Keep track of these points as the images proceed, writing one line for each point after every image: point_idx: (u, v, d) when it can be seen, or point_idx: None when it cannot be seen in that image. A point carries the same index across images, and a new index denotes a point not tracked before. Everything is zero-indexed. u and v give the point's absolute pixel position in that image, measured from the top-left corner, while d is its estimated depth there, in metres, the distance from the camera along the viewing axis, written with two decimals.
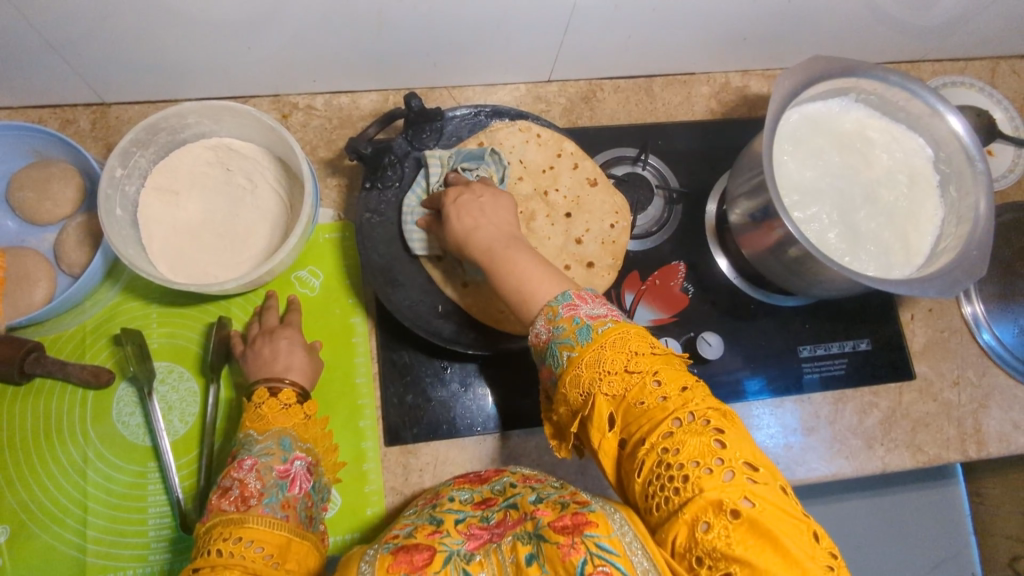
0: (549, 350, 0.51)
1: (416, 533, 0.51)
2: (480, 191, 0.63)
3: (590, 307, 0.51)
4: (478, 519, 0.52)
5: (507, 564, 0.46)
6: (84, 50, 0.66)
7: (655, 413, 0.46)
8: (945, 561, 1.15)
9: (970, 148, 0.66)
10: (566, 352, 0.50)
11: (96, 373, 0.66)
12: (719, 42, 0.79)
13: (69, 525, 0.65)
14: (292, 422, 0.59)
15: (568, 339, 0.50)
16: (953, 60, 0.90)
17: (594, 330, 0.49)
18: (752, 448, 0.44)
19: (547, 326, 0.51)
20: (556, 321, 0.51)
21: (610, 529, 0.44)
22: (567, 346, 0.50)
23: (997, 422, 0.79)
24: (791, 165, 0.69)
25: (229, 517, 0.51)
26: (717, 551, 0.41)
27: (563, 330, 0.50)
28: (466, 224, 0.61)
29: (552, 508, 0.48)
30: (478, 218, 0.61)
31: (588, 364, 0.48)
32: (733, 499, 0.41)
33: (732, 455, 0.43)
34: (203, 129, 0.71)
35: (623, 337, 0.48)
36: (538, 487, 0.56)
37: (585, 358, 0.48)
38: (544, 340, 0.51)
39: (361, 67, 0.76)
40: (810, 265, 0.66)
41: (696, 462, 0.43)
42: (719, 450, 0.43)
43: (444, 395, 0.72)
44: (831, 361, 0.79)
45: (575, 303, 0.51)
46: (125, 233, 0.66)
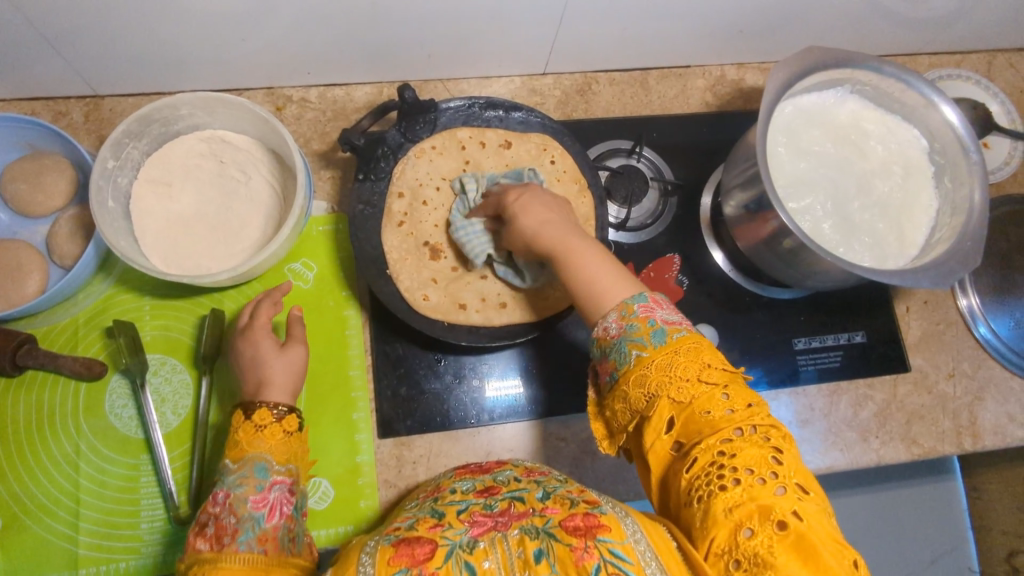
0: (617, 345, 0.52)
1: (417, 525, 0.51)
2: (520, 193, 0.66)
3: (665, 312, 0.53)
4: (481, 507, 0.52)
5: (514, 558, 0.47)
6: (76, 41, 0.65)
7: (716, 417, 0.47)
8: (942, 557, 1.15)
9: (964, 138, 0.66)
10: (636, 351, 0.51)
11: (88, 365, 0.65)
12: (715, 35, 0.79)
13: (62, 517, 0.65)
14: (269, 446, 0.57)
15: (641, 338, 0.51)
16: (949, 52, 0.90)
17: (669, 335, 0.51)
18: (803, 472, 0.46)
19: (619, 322, 0.53)
20: (631, 317, 0.52)
21: (623, 535, 0.46)
22: (639, 344, 0.51)
23: (992, 415, 0.79)
24: (785, 156, 0.69)
25: (203, 557, 0.51)
26: (760, 555, 0.42)
27: (636, 329, 0.52)
28: (531, 225, 0.62)
29: (562, 505, 0.51)
30: (543, 215, 0.62)
31: (657, 366, 0.50)
32: (784, 512, 0.43)
33: (788, 473, 0.45)
34: (196, 121, 0.71)
35: (697, 346, 0.51)
36: (543, 480, 0.57)
37: (657, 360, 0.50)
38: (613, 335, 0.53)
39: (355, 59, 0.75)
40: (805, 256, 0.66)
41: (752, 472, 0.45)
42: (775, 466, 0.45)
43: (438, 387, 0.72)
44: (827, 354, 0.79)
45: (651, 305, 0.53)
46: (117, 225, 0.66)
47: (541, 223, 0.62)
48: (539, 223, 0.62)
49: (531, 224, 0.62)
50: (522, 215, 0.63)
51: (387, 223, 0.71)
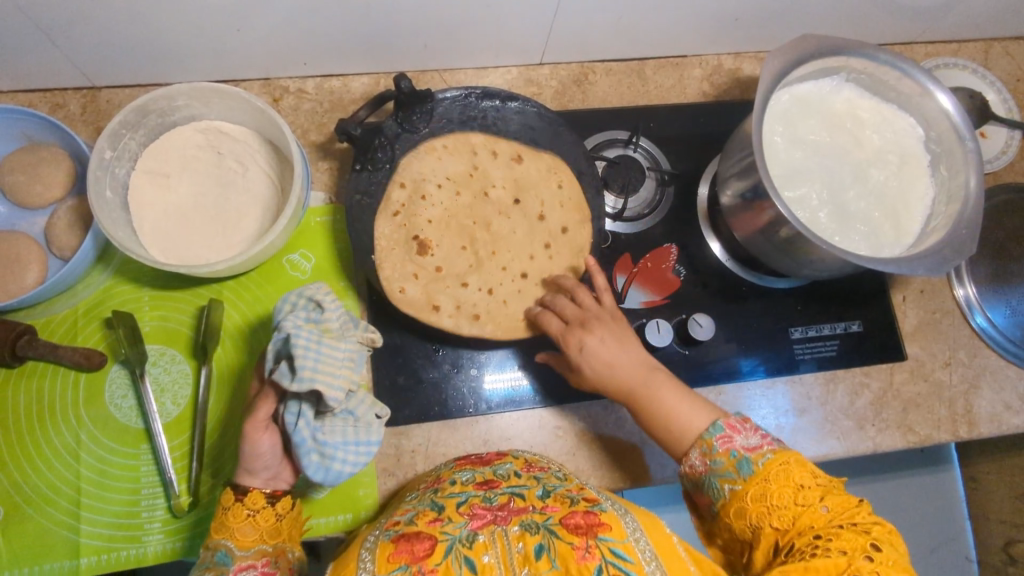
0: (707, 480, 0.58)
1: (416, 519, 0.51)
2: (591, 305, 0.69)
3: (744, 438, 0.59)
4: (480, 500, 0.53)
5: (513, 553, 0.48)
6: (72, 33, 0.65)
7: (817, 520, 0.52)
8: (939, 546, 1.16)
9: (959, 126, 0.66)
10: (728, 485, 0.57)
11: (88, 356, 0.66)
12: (712, 25, 0.79)
13: (63, 507, 0.66)
14: (233, 529, 0.57)
15: (728, 471, 0.57)
16: (946, 41, 0.90)
17: (754, 463, 0.56)
18: (904, 565, 0.48)
19: (702, 458, 0.59)
20: (712, 454, 0.59)
21: (624, 534, 0.48)
22: (729, 479, 0.57)
23: (988, 403, 0.79)
24: (781, 145, 0.69)
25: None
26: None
27: (722, 465, 0.58)
28: (601, 369, 0.65)
29: (562, 503, 0.52)
30: (597, 341, 0.66)
31: (753, 496, 0.55)
32: (865, 572, 0.47)
33: (885, 557, 0.48)
34: (193, 112, 0.71)
35: (785, 468, 0.55)
36: (542, 476, 0.58)
37: (750, 491, 0.55)
38: (699, 471, 0.59)
39: (352, 50, 0.75)
40: (801, 245, 0.66)
41: (848, 552, 0.49)
42: (872, 551, 0.48)
43: (436, 376, 0.72)
44: (823, 342, 0.79)
45: (728, 433, 0.59)
46: (115, 216, 0.66)
47: (614, 364, 0.65)
48: (597, 357, 0.65)
49: (574, 353, 0.66)
50: (590, 350, 0.65)
51: (382, 210, 0.72)
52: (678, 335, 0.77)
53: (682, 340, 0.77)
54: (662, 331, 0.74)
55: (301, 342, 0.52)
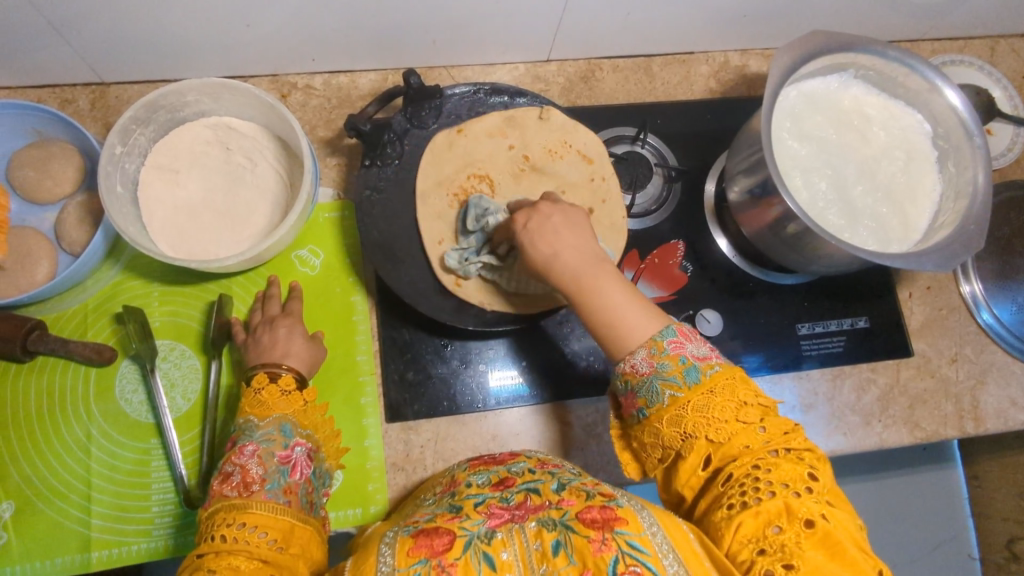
0: (647, 382, 0.52)
1: (435, 518, 0.51)
2: (552, 212, 0.61)
3: (694, 346, 0.53)
4: (497, 500, 0.53)
5: (532, 551, 0.47)
6: (82, 27, 0.65)
7: (751, 441, 0.49)
8: (942, 543, 1.17)
9: (968, 122, 0.66)
10: (668, 391, 0.51)
11: (98, 350, 0.66)
12: (718, 21, 0.79)
13: (74, 501, 0.66)
14: (291, 409, 0.59)
15: (673, 377, 0.52)
16: (953, 38, 0.90)
17: (702, 372, 0.51)
18: (832, 489, 0.48)
19: (649, 360, 0.53)
20: (661, 356, 0.52)
21: (641, 528, 0.46)
22: (672, 384, 0.51)
23: (994, 399, 0.80)
24: (789, 141, 0.69)
25: (231, 502, 0.51)
26: (786, 549, 0.44)
27: (668, 368, 0.52)
28: (547, 251, 0.58)
29: (578, 497, 0.51)
30: (564, 241, 0.59)
31: (692, 406, 0.50)
32: (813, 513, 0.45)
33: (821, 489, 0.47)
34: (202, 107, 0.71)
35: (731, 383, 0.51)
36: (557, 472, 0.58)
37: (691, 401, 0.50)
38: (642, 372, 0.53)
39: (360, 46, 0.75)
40: (810, 240, 0.66)
41: (788, 486, 0.46)
42: (810, 483, 0.47)
43: (444, 371, 0.73)
44: (830, 338, 0.80)
45: (680, 339, 0.53)
46: (126, 211, 0.66)
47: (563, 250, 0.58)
48: (560, 246, 0.58)
49: (547, 253, 0.58)
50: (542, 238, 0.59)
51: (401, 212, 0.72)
52: None
53: None
54: None
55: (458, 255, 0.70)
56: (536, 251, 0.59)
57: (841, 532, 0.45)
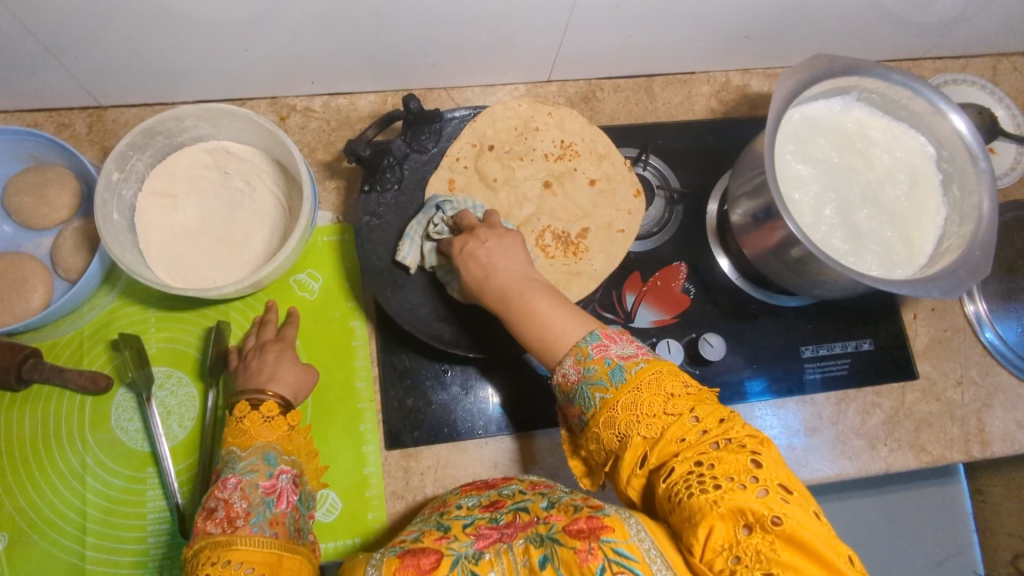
0: (578, 390, 0.52)
1: (423, 538, 0.52)
2: (487, 235, 0.62)
3: (620, 347, 0.52)
4: (487, 521, 0.53)
5: (519, 567, 0.47)
6: (78, 52, 0.65)
7: (687, 434, 0.47)
8: (947, 560, 1.16)
9: (972, 147, 0.66)
10: (599, 394, 0.51)
11: (93, 379, 0.65)
12: (719, 41, 0.79)
13: (68, 532, 0.65)
14: (275, 436, 0.58)
15: (601, 380, 0.51)
16: (954, 57, 0.90)
17: (626, 370, 0.50)
18: (780, 467, 0.45)
19: (576, 367, 0.52)
20: (586, 361, 0.52)
21: (627, 534, 0.45)
22: (601, 387, 0.51)
23: (1000, 421, 0.79)
24: (793, 165, 0.69)
25: (216, 539, 0.51)
26: (757, 556, 0.41)
27: (594, 372, 0.51)
28: (479, 273, 0.60)
29: (565, 512, 0.50)
30: (507, 265, 0.60)
31: (623, 406, 0.49)
32: (773, 510, 0.42)
33: (768, 475, 0.44)
34: (200, 132, 0.70)
35: (657, 377, 0.49)
36: (548, 492, 0.57)
37: (621, 400, 0.49)
38: (573, 381, 0.52)
39: (359, 68, 0.75)
40: (813, 266, 0.65)
41: (733, 480, 0.44)
42: (755, 471, 0.44)
43: (444, 397, 0.72)
44: (834, 361, 0.79)
45: (604, 343, 0.53)
46: (122, 238, 0.66)
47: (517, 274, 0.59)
48: (493, 266, 0.60)
49: (479, 274, 0.60)
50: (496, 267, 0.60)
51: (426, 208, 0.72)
52: (688, 354, 0.76)
53: (692, 360, 0.76)
54: (672, 351, 0.75)
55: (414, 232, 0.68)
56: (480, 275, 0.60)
57: (805, 526, 0.42)
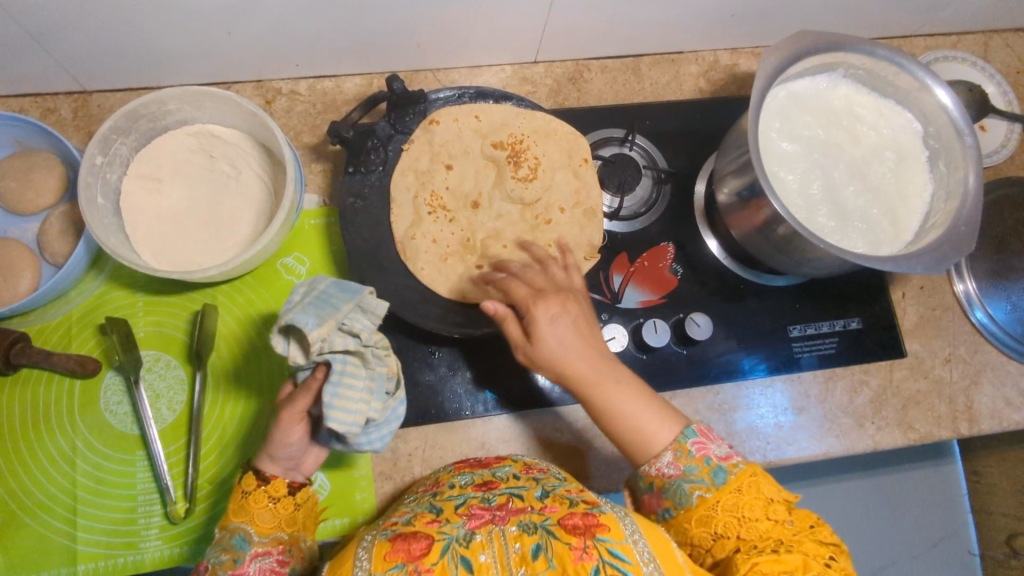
0: (674, 485, 0.55)
1: (414, 520, 0.51)
2: (563, 308, 0.60)
3: (716, 446, 0.56)
4: (479, 501, 0.53)
5: (511, 554, 0.47)
6: (62, 37, 0.65)
7: (779, 532, 0.51)
8: (941, 540, 1.16)
9: (958, 122, 0.65)
10: (698, 491, 0.54)
11: (82, 362, 0.65)
12: (706, 20, 0.78)
13: (60, 514, 0.66)
14: (250, 515, 0.57)
15: (701, 479, 0.54)
16: (945, 34, 0.89)
17: (727, 472, 0.54)
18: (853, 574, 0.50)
19: (676, 463, 0.55)
20: (687, 458, 0.55)
21: (622, 535, 0.47)
22: (701, 485, 0.54)
23: (989, 399, 0.79)
24: (778, 142, 0.68)
25: None
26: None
27: (695, 470, 0.55)
28: (553, 348, 0.57)
29: (561, 504, 0.51)
30: (572, 345, 0.58)
31: (723, 506, 0.53)
32: None
33: (842, 568, 0.49)
34: (184, 115, 0.70)
35: (754, 480, 0.54)
36: (541, 478, 0.58)
37: (721, 500, 0.53)
38: (669, 475, 0.55)
39: (343, 50, 0.75)
40: (799, 244, 0.65)
41: (816, 560, 0.49)
42: (830, 560, 0.49)
43: (432, 378, 0.72)
44: (822, 340, 0.79)
45: (702, 440, 0.56)
46: (108, 222, 0.66)
47: (568, 352, 0.57)
48: (570, 347, 0.58)
49: (549, 360, 0.57)
50: (546, 333, 0.57)
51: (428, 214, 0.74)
52: (676, 334, 0.76)
53: (680, 340, 0.76)
54: (658, 331, 0.74)
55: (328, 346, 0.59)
56: (544, 352, 0.57)
57: None
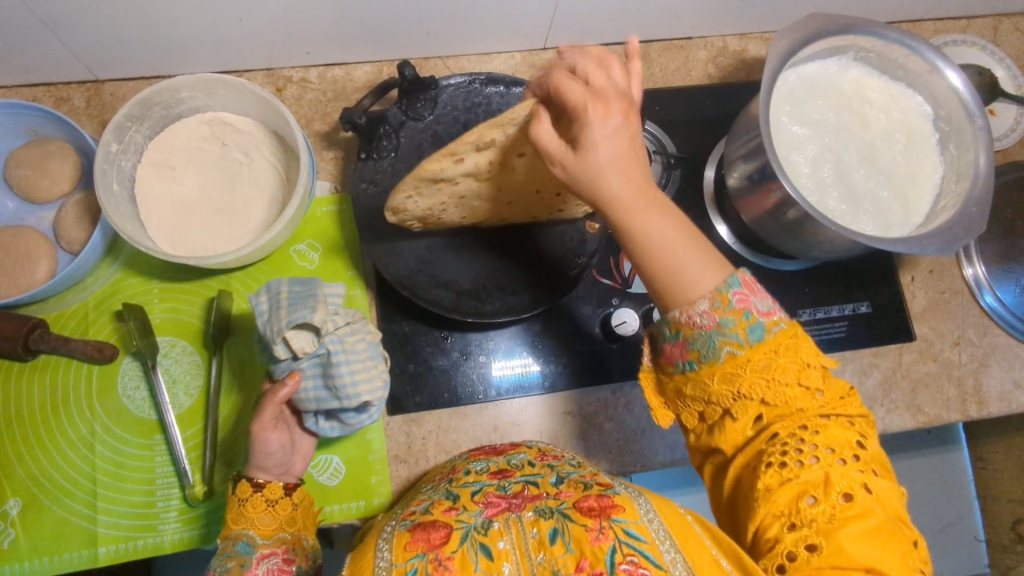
0: (705, 338, 0.49)
1: (432, 509, 0.52)
2: (619, 117, 0.47)
3: (760, 300, 0.49)
4: (495, 488, 0.54)
5: (528, 539, 0.48)
6: (76, 26, 0.65)
7: (807, 404, 0.49)
8: (948, 525, 1.17)
9: (969, 104, 0.65)
10: (729, 348, 0.49)
11: (100, 348, 0.66)
12: (715, 6, 0.78)
13: (80, 498, 0.67)
14: (253, 518, 0.57)
15: (736, 334, 0.49)
16: (954, 18, 0.89)
17: (766, 330, 0.49)
18: (878, 456, 0.48)
19: (711, 313, 0.49)
20: (724, 309, 0.48)
21: (638, 516, 0.47)
22: (733, 341, 0.49)
23: (998, 382, 0.79)
24: (789, 126, 0.69)
25: None
26: (815, 526, 0.44)
27: (731, 324, 0.48)
28: (593, 166, 0.47)
29: (576, 489, 0.52)
30: (621, 179, 0.48)
31: (753, 367, 0.49)
32: (852, 488, 0.45)
33: (868, 457, 0.47)
34: (197, 103, 0.71)
35: (795, 341, 0.49)
36: (556, 464, 0.58)
37: (753, 359, 0.48)
38: (700, 325, 0.49)
39: (354, 38, 0.75)
40: (810, 226, 0.66)
41: (834, 452, 0.46)
42: (857, 450, 0.47)
43: (445, 363, 0.73)
44: (831, 324, 0.79)
45: (745, 291, 0.49)
46: (123, 209, 0.66)
47: (614, 168, 0.47)
48: (606, 162, 0.47)
49: (586, 176, 0.48)
50: (597, 141, 0.47)
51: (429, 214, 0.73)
52: None
53: None
54: None
55: (307, 387, 0.61)
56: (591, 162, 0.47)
57: (879, 507, 0.44)
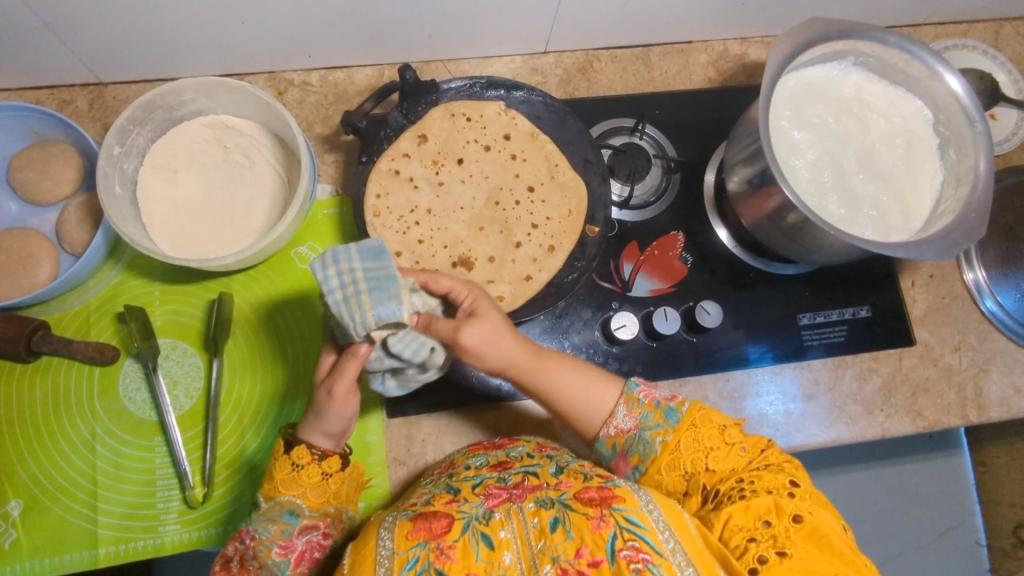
0: (635, 437, 0.56)
1: (433, 501, 0.52)
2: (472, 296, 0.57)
3: (661, 391, 0.59)
4: (495, 481, 0.54)
5: (529, 527, 0.48)
6: (79, 30, 0.66)
7: (738, 463, 0.53)
8: (948, 530, 1.17)
9: (969, 109, 0.65)
10: (659, 437, 0.55)
11: (101, 349, 0.67)
12: (716, 10, 0.78)
13: (81, 499, 0.67)
14: (302, 490, 0.56)
15: (659, 424, 0.56)
16: (956, 22, 0.89)
17: (679, 412, 0.56)
18: (816, 495, 0.51)
19: (630, 415, 0.57)
20: (638, 408, 0.57)
21: (638, 504, 0.47)
22: (659, 431, 0.56)
23: (998, 387, 0.79)
24: (789, 130, 0.69)
25: None
26: (777, 538, 0.46)
27: (650, 417, 0.56)
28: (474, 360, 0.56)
29: (575, 479, 0.52)
30: (510, 347, 0.58)
31: (683, 443, 0.54)
32: (800, 510, 0.48)
33: (805, 491, 0.49)
34: (199, 106, 0.71)
35: (705, 414, 0.56)
36: (554, 455, 0.59)
37: (680, 439, 0.55)
38: (627, 430, 0.57)
39: (355, 41, 0.75)
40: (810, 231, 0.66)
41: (772, 491, 0.49)
42: (792, 488, 0.50)
43: (445, 366, 0.73)
44: (831, 328, 0.79)
45: (645, 389, 0.59)
46: (125, 211, 0.67)
47: (500, 350, 0.57)
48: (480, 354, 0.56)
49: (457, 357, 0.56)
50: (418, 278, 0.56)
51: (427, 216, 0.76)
52: (686, 322, 0.77)
53: (690, 328, 0.77)
54: (668, 318, 0.74)
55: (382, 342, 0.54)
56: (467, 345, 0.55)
57: (828, 527, 0.47)
